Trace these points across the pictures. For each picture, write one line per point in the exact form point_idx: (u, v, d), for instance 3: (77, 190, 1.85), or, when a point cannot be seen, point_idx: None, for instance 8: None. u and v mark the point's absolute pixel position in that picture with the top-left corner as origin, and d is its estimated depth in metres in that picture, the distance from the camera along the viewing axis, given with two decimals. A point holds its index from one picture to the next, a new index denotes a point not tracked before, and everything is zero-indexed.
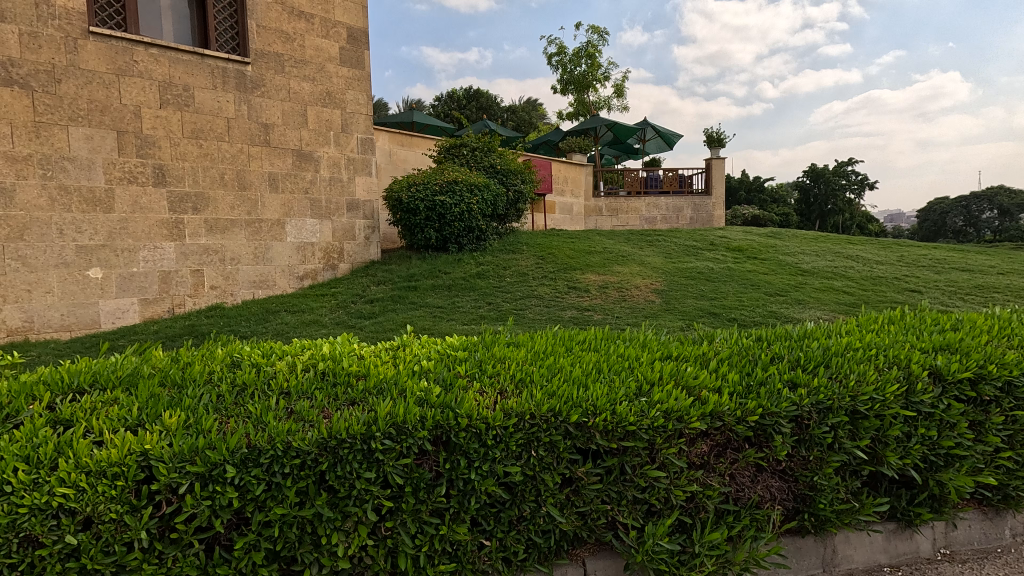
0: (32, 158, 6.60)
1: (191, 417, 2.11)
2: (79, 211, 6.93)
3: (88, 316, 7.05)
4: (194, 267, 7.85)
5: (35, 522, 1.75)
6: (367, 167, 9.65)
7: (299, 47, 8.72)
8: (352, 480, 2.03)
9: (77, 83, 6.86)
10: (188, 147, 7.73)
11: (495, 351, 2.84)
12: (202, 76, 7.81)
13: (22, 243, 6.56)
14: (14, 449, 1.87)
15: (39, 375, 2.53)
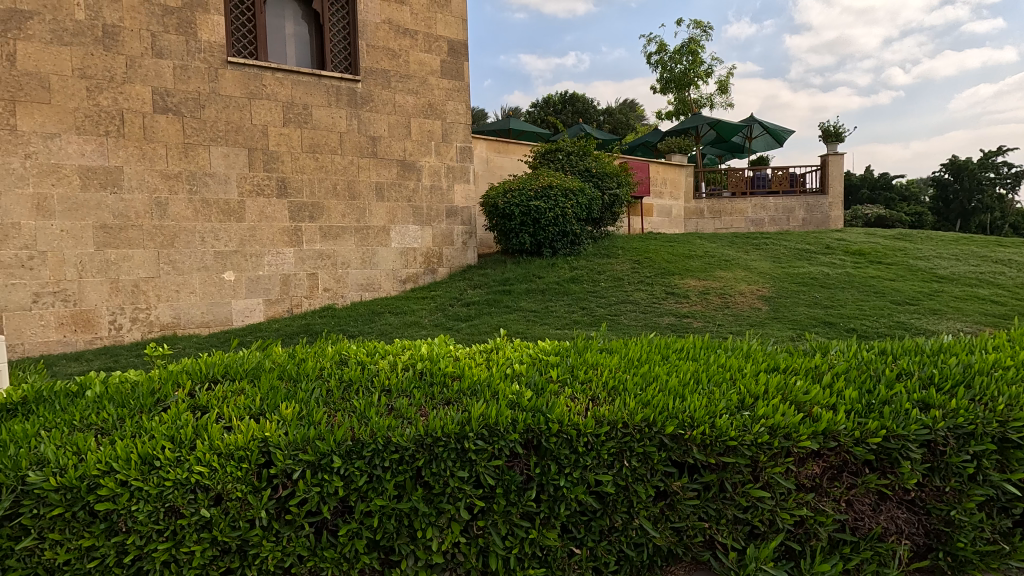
0: (182, 174, 7.55)
1: (304, 409, 2.30)
2: (217, 221, 7.82)
3: (223, 313, 7.92)
4: (310, 270, 8.56)
5: (177, 494, 1.99)
6: (465, 174, 9.97)
7: (404, 62, 9.23)
8: (446, 477, 2.10)
9: (217, 107, 7.75)
10: (306, 161, 8.45)
11: (588, 357, 2.81)
12: (320, 96, 8.51)
13: (172, 249, 7.52)
14: (162, 430, 2.15)
15: (183, 366, 2.88)
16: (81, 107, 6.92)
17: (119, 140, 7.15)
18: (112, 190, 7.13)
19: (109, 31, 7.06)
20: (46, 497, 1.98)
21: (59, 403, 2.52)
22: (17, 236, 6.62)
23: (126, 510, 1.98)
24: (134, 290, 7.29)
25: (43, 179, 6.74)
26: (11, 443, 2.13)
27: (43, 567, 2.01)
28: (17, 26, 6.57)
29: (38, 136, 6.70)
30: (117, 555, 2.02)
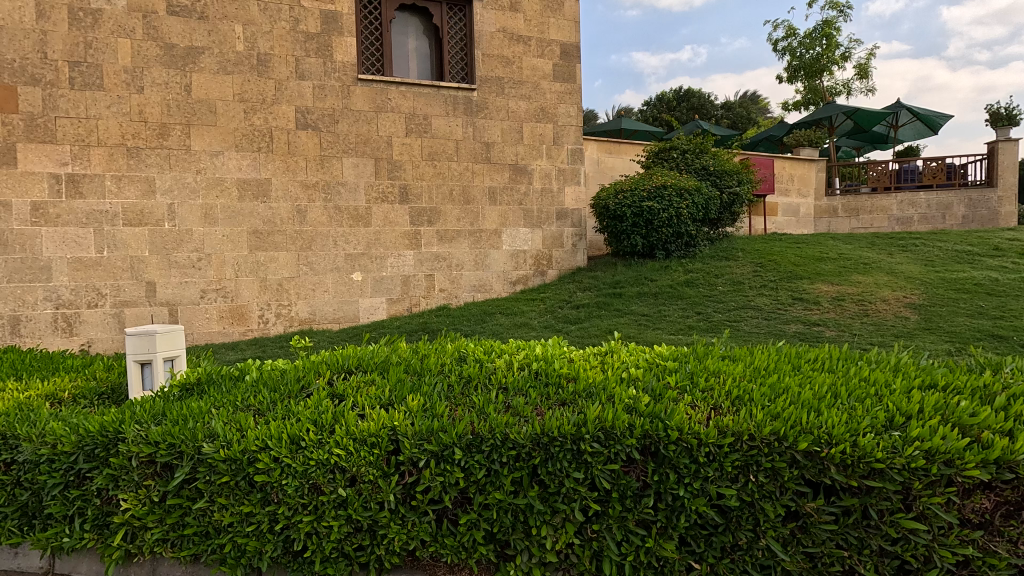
0: (319, 184, 8.34)
1: (427, 402, 2.44)
2: (347, 226, 8.53)
3: (352, 310, 8.61)
4: (428, 272, 9.03)
5: (318, 473, 2.21)
6: (576, 177, 9.97)
7: (517, 69, 9.43)
8: (562, 477, 2.11)
9: (349, 122, 8.47)
10: (426, 168, 8.94)
11: (709, 364, 2.68)
12: (438, 106, 8.97)
13: (309, 252, 8.33)
14: (307, 414, 2.39)
15: (322, 357, 3.18)
16: (240, 127, 7.90)
17: (268, 155, 8.06)
18: (262, 200, 8.05)
19: (262, 59, 8.00)
20: (216, 466, 2.29)
21: (225, 385, 2.92)
22: (190, 241, 7.71)
23: (278, 483, 2.23)
24: (279, 288, 8.18)
25: (209, 191, 7.79)
26: (189, 418, 2.50)
27: (213, 526, 2.33)
28: (192, 60, 7.66)
29: (206, 154, 7.76)
30: (270, 522, 2.27)
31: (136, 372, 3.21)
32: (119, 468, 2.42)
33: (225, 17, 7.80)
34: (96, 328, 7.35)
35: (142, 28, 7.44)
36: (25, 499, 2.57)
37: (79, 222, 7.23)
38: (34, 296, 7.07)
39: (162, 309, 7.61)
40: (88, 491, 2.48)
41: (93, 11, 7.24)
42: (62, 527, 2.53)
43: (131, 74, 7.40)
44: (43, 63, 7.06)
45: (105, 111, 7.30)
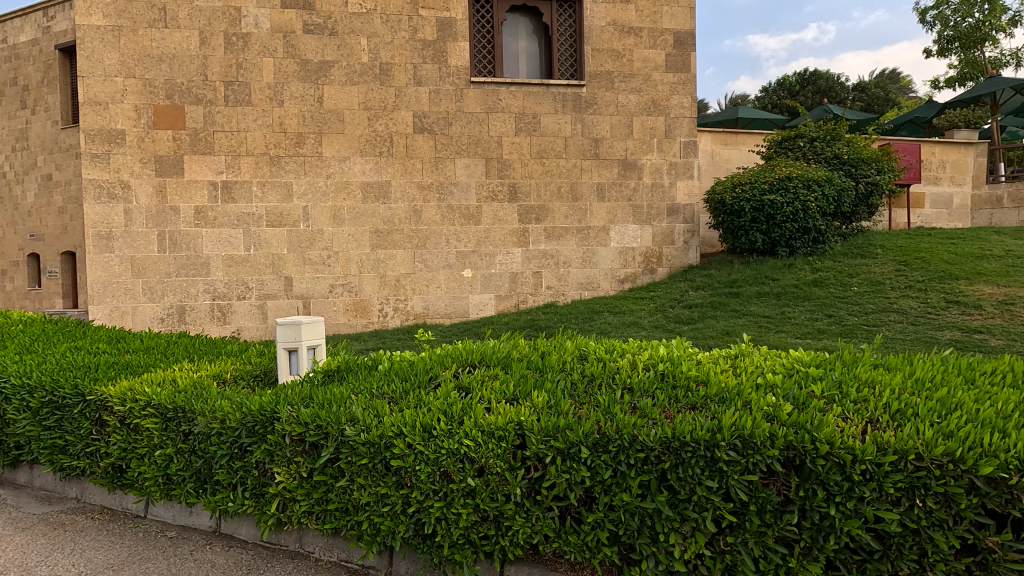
0: (433, 185, 8.73)
1: (551, 399, 2.46)
2: (459, 225, 8.85)
3: (462, 306, 8.92)
4: (535, 269, 9.12)
5: (449, 461, 2.30)
6: (689, 170, 9.53)
7: (628, 61, 9.21)
8: (694, 484, 2.02)
9: (462, 124, 8.77)
10: (534, 167, 9.02)
11: (858, 373, 2.44)
12: (547, 104, 9.01)
13: (424, 250, 8.75)
14: (437, 405, 2.52)
15: (446, 350, 3.34)
16: (364, 133, 8.48)
17: (389, 158, 8.57)
18: (383, 201, 8.59)
19: (384, 69, 8.52)
20: (356, 448, 2.47)
21: (361, 374, 3.16)
22: (321, 240, 8.42)
23: (412, 468, 2.36)
24: (397, 284, 8.68)
25: (337, 194, 8.44)
26: (333, 402, 2.72)
27: (353, 503, 2.51)
28: (324, 74, 8.34)
29: (335, 160, 8.41)
30: (402, 504, 2.40)
31: (284, 358, 3.55)
32: (274, 444, 2.69)
33: (352, 31, 8.41)
34: (244, 318, 8.26)
35: (283, 48, 8.24)
36: (198, 466, 2.94)
37: (231, 223, 8.17)
38: (196, 288, 8.10)
39: (297, 302, 8.38)
40: (249, 463, 2.78)
41: (243, 35, 8.13)
42: (228, 492, 2.87)
43: (273, 90, 8.21)
44: (204, 84, 8.05)
45: (252, 124, 8.17)
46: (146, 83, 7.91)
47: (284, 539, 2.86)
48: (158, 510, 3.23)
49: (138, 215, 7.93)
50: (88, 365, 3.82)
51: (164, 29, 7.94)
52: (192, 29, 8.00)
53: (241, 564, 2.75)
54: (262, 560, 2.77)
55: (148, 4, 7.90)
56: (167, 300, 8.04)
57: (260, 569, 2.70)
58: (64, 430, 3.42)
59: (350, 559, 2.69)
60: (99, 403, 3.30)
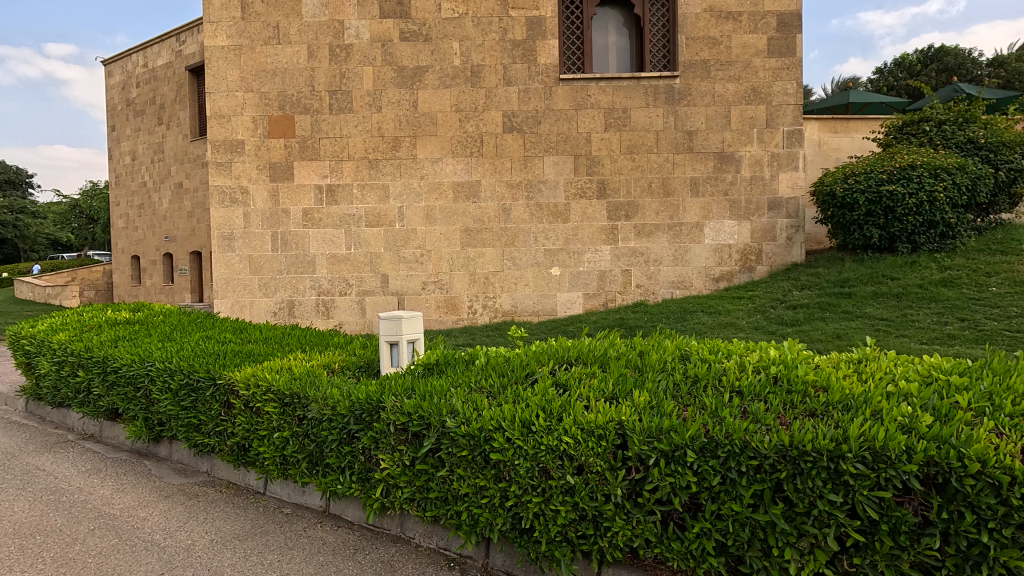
0: (522, 183, 8.79)
1: (653, 400, 2.39)
2: (547, 222, 8.85)
3: (550, 304, 8.92)
4: (625, 267, 8.92)
5: (548, 457, 2.30)
6: (793, 161, 8.89)
7: (726, 48, 8.76)
8: (814, 496, 1.88)
9: (550, 122, 8.76)
10: (624, 162, 8.82)
11: (1012, 383, 2.16)
12: (638, 97, 8.78)
13: (513, 248, 8.85)
14: (536, 401, 2.53)
15: (542, 347, 3.37)
16: (456, 135, 8.71)
17: (479, 158, 8.74)
18: (473, 200, 8.78)
19: (475, 71, 8.70)
20: (457, 440, 2.53)
21: (460, 369, 3.25)
22: (415, 239, 8.76)
23: (511, 462, 2.38)
24: (486, 282, 8.85)
25: (430, 194, 8.74)
26: (434, 394, 2.81)
27: (453, 493, 2.57)
28: (418, 79, 8.67)
29: (428, 161, 8.71)
30: (501, 498, 2.43)
31: (386, 351, 3.72)
32: (379, 431, 2.82)
33: (445, 36, 8.66)
34: (345, 313, 8.79)
35: (381, 56, 8.66)
36: (311, 449, 3.16)
37: (334, 224, 8.72)
38: (303, 285, 8.72)
39: (392, 298, 8.78)
40: (356, 449, 2.94)
41: (346, 47, 8.64)
42: (337, 475, 3.05)
43: (373, 97, 8.65)
44: (312, 94, 8.65)
45: (353, 130, 8.66)
46: (262, 96, 8.62)
47: (387, 523, 3.00)
48: (276, 489, 3.50)
49: (255, 217, 8.67)
50: (216, 352, 4.23)
51: (278, 45, 8.60)
52: (301, 44, 8.61)
53: (348, 543, 2.91)
54: (367, 541, 2.92)
55: (264, 23, 8.59)
56: (279, 295, 8.72)
57: (365, 549, 2.84)
58: (198, 410, 3.81)
59: (449, 547, 2.77)
60: (227, 387, 3.64)
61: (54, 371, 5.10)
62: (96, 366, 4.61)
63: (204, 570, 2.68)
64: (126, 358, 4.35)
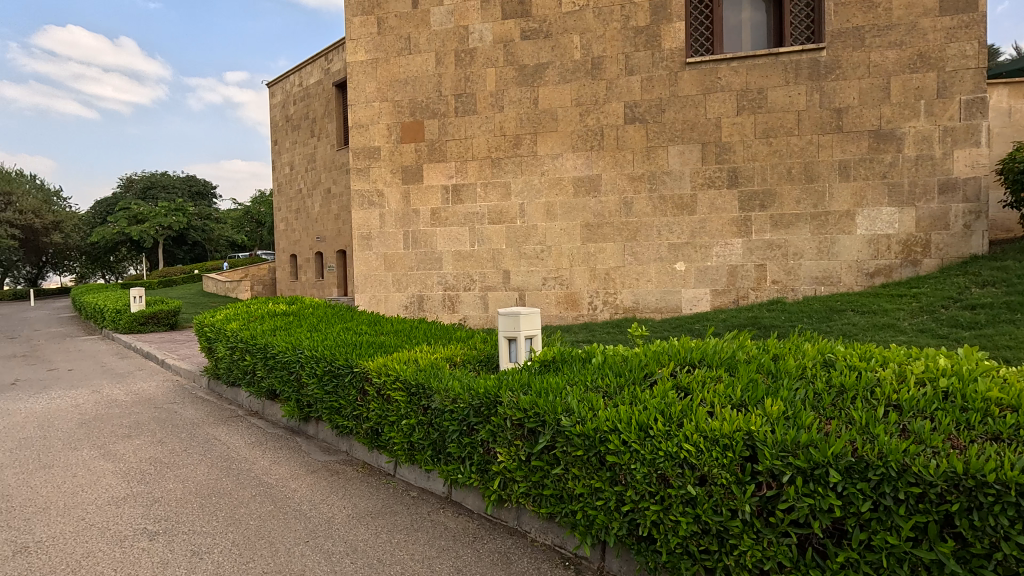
0: (645, 175, 8.48)
1: (789, 410, 2.24)
2: (672, 215, 8.45)
3: (674, 301, 8.52)
4: (759, 261, 8.23)
5: (667, 465, 2.17)
6: (973, 135, 7.57)
7: (885, 11, 7.69)
8: (996, 537, 1.63)
9: (676, 109, 8.34)
10: (759, 147, 8.13)
11: None
12: (776, 76, 8.04)
13: (634, 242, 8.58)
14: (655, 404, 2.44)
15: (666, 347, 3.37)
16: (576, 129, 8.64)
17: (600, 152, 8.59)
18: (594, 195, 8.65)
19: (596, 63, 8.55)
20: (571, 439, 2.49)
21: (577, 368, 3.23)
22: (535, 235, 8.85)
23: (627, 466, 2.29)
24: (607, 277, 8.68)
25: (550, 190, 8.77)
26: (549, 392, 2.81)
27: (567, 492, 2.55)
28: (539, 76, 8.73)
29: (549, 157, 8.74)
30: (616, 502, 2.35)
31: (505, 346, 3.81)
32: (497, 425, 2.88)
33: (565, 30, 8.62)
34: (469, 307, 9.15)
35: (503, 56, 8.84)
36: (435, 437, 3.32)
37: (459, 222, 9.11)
38: (432, 280, 9.23)
39: (514, 294, 8.96)
40: (475, 441, 3.04)
41: (470, 51, 8.95)
42: (458, 465, 3.18)
43: (495, 97, 8.88)
44: (439, 99, 9.09)
45: (477, 131, 8.97)
46: (395, 104, 9.25)
47: (505, 515, 3.06)
48: (405, 472, 3.75)
49: (389, 218, 9.34)
50: (354, 343, 4.63)
51: (409, 55, 9.16)
52: (430, 52, 9.08)
53: (467, 530, 3.02)
54: (485, 531, 3.01)
55: (397, 36, 9.20)
56: (410, 290, 9.32)
57: (484, 538, 2.92)
58: (338, 394, 4.19)
59: (564, 546, 2.74)
60: (362, 374, 3.96)
61: (228, 355, 5.92)
62: (259, 352, 5.27)
63: (341, 542, 2.94)
64: (282, 345, 4.91)
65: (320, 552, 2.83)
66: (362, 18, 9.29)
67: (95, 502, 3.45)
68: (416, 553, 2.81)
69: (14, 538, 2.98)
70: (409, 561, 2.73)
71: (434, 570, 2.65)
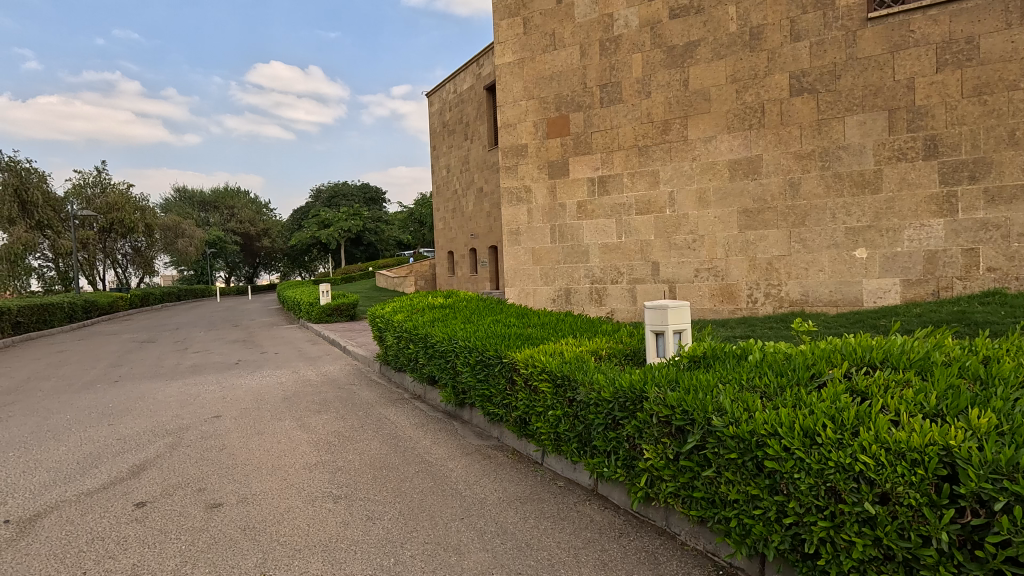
0: (815, 152, 7.58)
1: (1003, 424, 1.87)
2: (849, 195, 7.43)
3: (853, 293, 7.50)
4: (967, 245, 6.89)
5: (839, 478, 1.93)
6: None
7: None
8: None
9: (854, 74, 7.30)
10: (968, 108, 6.78)
11: None
12: (992, 19, 6.64)
13: (803, 228, 7.71)
14: (823, 409, 2.20)
15: (836, 345, 3.02)
16: (732, 108, 8.01)
17: (760, 130, 7.86)
18: (753, 177, 7.95)
19: (755, 33, 7.83)
20: (724, 441, 2.33)
21: (730, 366, 3.03)
22: (686, 224, 8.40)
23: (789, 475, 2.07)
24: (769, 268, 7.94)
25: (703, 176, 8.25)
26: (699, 390, 2.68)
27: (720, 497, 2.38)
28: (690, 55, 8.24)
29: (701, 141, 8.22)
30: (777, 513, 2.14)
31: (652, 341, 3.69)
32: (643, 421, 2.79)
33: (719, 2, 8.03)
34: (617, 300, 8.99)
35: (650, 40, 8.52)
36: (580, 429, 3.33)
37: (606, 214, 8.99)
38: (579, 274, 9.24)
39: (663, 286, 8.61)
40: (620, 436, 2.99)
41: (615, 38, 8.77)
42: (603, 458, 3.15)
43: (642, 83, 8.59)
44: (584, 91, 9.05)
45: (623, 120, 8.76)
46: (541, 101, 9.41)
47: (652, 514, 2.99)
48: (552, 462, 3.83)
49: (537, 213, 9.53)
50: (504, 334, 4.84)
51: (553, 51, 9.26)
52: (574, 45, 9.08)
53: (614, 525, 2.99)
54: (632, 527, 2.96)
55: (542, 33, 9.34)
56: (557, 284, 9.44)
57: (630, 535, 2.88)
58: (489, 383, 4.41)
59: (717, 553, 2.58)
60: (511, 364, 4.12)
61: (395, 344, 6.57)
62: (421, 341, 5.76)
63: (492, 522, 3.11)
64: (439, 336, 5.31)
65: (473, 530, 3.02)
66: (509, 21, 9.60)
67: (294, 465, 4.07)
68: (562, 541, 2.86)
69: (237, 490, 3.64)
70: (556, 548, 2.79)
71: (580, 561, 2.67)
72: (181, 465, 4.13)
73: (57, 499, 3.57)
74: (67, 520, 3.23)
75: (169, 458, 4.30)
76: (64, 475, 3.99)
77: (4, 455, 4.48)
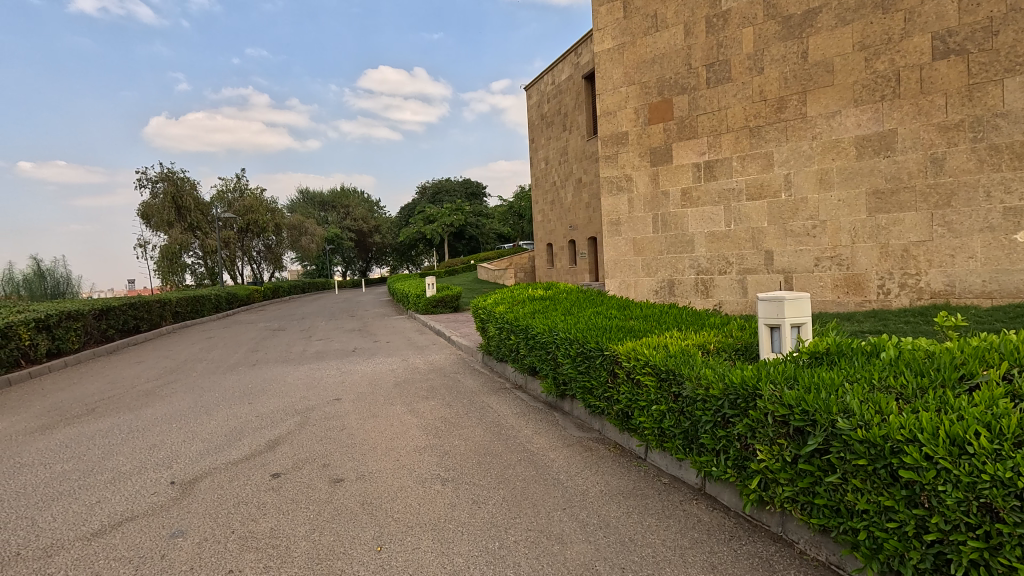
0: (964, 123, 6.64)
1: None
2: (1009, 170, 6.43)
3: (1014, 283, 6.48)
4: None
5: (996, 493, 1.71)
6: None
7: None
8: None
9: (1017, 28, 6.27)
10: None
11: None
12: None
13: (949, 209, 6.79)
14: (975, 414, 1.96)
15: (991, 343, 2.66)
16: (859, 79, 7.24)
17: (895, 101, 7.03)
18: (885, 155, 7.15)
19: None
20: (852, 445, 2.13)
21: (859, 363, 2.77)
22: (805, 209, 7.75)
23: (932, 487, 1.85)
24: (905, 255, 7.11)
25: (825, 155, 7.55)
26: (823, 389, 2.47)
27: (846, 506, 2.17)
28: (809, 24, 7.56)
29: (822, 118, 7.53)
30: (916, 527, 1.91)
31: (767, 335, 3.47)
32: (756, 420, 2.63)
33: None
34: (725, 292, 8.52)
35: (763, 11, 7.91)
36: (686, 426, 3.20)
37: (713, 201, 8.52)
38: (683, 264, 8.87)
39: (778, 277, 8.01)
40: (731, 434, 2.83)
41: (723, 14, 8.25)
42: (712, 457, 3.00)
43: (753, 59, 8.02)
44: (689, 73, 8.63)
45: (732, 100, 8.23)
46: (642, 86, 9.11)
47: (767, 518, 2.82)
48: (656, 457, 3.73)
49: (638, 202, 9.27)
50: (606, 327, 4.77)
51: (656, 32, 8.91)
52: (678, 25, 8.68)
53: (723, 527, 2.86)
54: (744, 531, 2.81)
55: (643, 15, 9.03)
56: (660, 275, 9.14)
57: (742, 539, 2.73)
58: (590, 375, 4.38)
59: (842, 566, 2.37)
60: (612, 357, 4.06)
61: (497, 334, 6.73)
62: (522, 332, 5.85)
63: (595, 515, 3.10)
64: (540, 327, 5.36)
65: (575, 521, 3.03)
66: (609, 6, 9.39)
67: (405, 448, 4.33)
68: (667, 539, 2.79)
69: (355, 467, 3.95)
70: (662, 546, 2.72)
71: (686, 561, 2.58)
72: (309, 442, 4.55)
73: (210, 465, 4.09)
74: (218, 485, 3.70)
75: (298, 435, 4.76)
76: (215, 445, 4.57)
77: (169, 426, 5.23)
